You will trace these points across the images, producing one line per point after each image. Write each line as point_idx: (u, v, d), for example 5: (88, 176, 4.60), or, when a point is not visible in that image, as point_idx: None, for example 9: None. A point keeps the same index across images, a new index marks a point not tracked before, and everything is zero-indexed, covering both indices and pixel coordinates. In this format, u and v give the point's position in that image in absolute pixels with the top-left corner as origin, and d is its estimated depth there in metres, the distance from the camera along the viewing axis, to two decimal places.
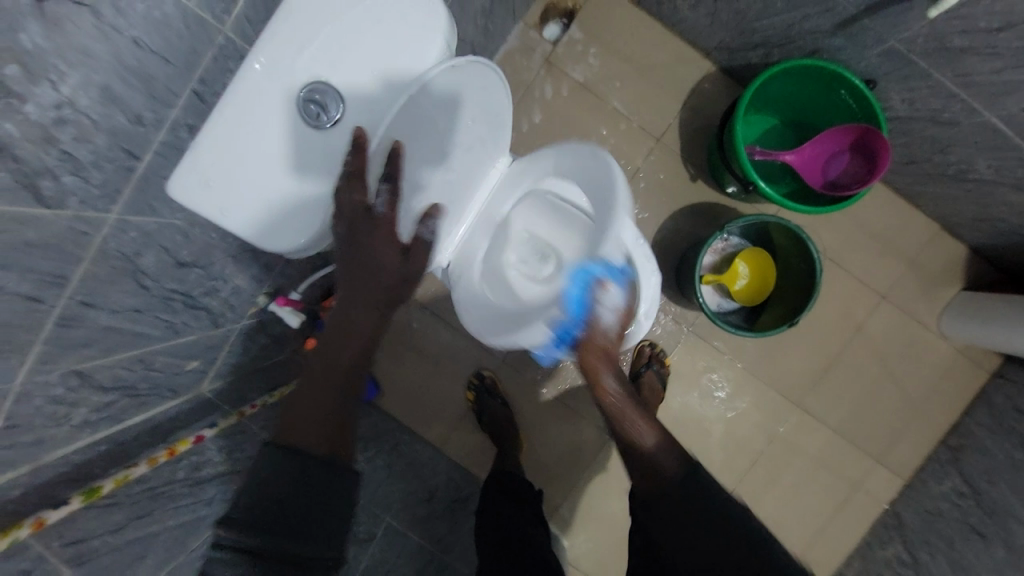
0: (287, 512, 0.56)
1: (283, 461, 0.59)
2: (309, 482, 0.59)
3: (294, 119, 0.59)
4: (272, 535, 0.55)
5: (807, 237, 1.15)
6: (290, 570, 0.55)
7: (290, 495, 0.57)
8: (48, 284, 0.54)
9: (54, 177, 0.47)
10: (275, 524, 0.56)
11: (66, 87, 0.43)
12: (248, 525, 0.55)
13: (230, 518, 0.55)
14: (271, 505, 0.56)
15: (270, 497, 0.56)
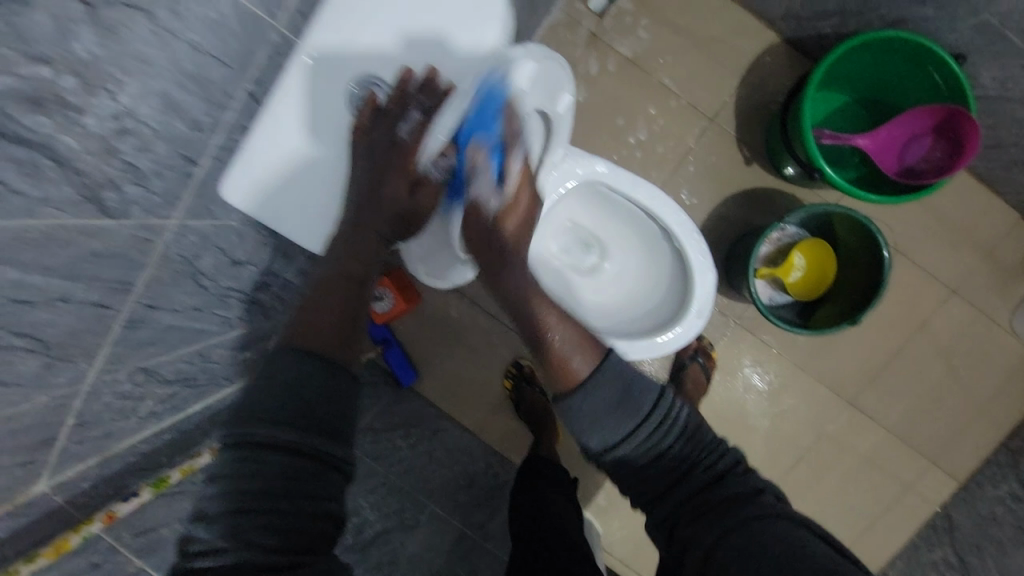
0: (310, 416, 0.54)
1: (304, 365, 0.56)
2: (331, 393, 0.57)
3: None
4: (294, 438, 0.53)
5: (876, 229, 1.07)
6: (309, 476, 0.52)
7: (315, 402, 0.55)
8: (116, 290, 0.55)
9: (119, 189, 0.46)
10: (297, 427, 0.53)
11: (125, 97, 0.41)
12: (266, 424, 0.53)
13: (247, 415, 0.53)
14: (292, 411, 0.54)
15: (290, 399, 0.54)
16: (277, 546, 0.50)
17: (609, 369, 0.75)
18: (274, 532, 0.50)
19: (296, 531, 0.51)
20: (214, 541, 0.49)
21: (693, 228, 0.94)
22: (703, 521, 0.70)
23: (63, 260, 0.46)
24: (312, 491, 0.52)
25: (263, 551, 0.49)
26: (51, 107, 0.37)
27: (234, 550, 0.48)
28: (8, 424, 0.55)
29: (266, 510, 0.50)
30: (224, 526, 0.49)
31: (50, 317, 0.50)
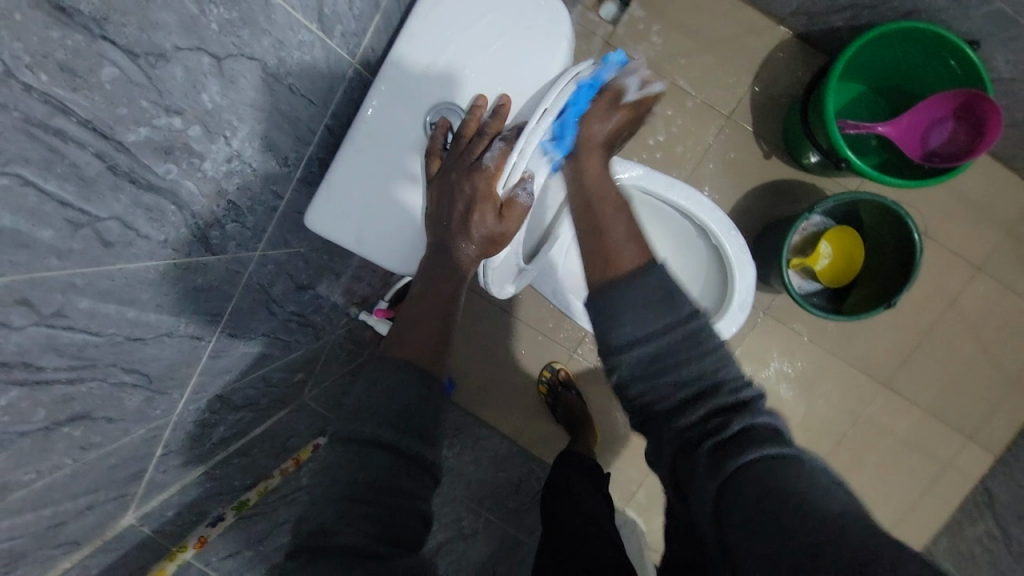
0: (412, 421, 0.51)
1: (407, 371, 0.53)
2: (432, 404, 0.53)
3: (421, 141, 0.55)
4: (397, 439, 0.50)
5: (905, 213, 1.09)
6: (409, 475, 0.50)
7: (416, 408, 0.52)
8: (209, 321, 0.58)
9: (222, 226, 0.49)
10: (400, 427, 0.50)
11: (235, 141, 0.44)
12: (372, 421, 0.50)
13: (355, 413, 0.51)
14: (397, 412, 0.51)
15: (397, 404, 0.51)
16: (380, 537, 0.46)
17: (655, 272, 0.63)
18: (377, 523, 0.47)
19: (396, 527, 0.47)
20: (323, 524, 0.47)
21: (730, 222, 0.96)
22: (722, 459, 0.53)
23: (172, 296, 0.49)
24: (410, 489, 0.49)
25: (366, 541, 0.46)
26: (179, 155, 0.39)
27: (340, 535, 0.46)
28: (111, 457, 0.57)
29: (370, 502, 0.47)
30: (333, 512, 0.47)
31: (156, 352, 0.52)
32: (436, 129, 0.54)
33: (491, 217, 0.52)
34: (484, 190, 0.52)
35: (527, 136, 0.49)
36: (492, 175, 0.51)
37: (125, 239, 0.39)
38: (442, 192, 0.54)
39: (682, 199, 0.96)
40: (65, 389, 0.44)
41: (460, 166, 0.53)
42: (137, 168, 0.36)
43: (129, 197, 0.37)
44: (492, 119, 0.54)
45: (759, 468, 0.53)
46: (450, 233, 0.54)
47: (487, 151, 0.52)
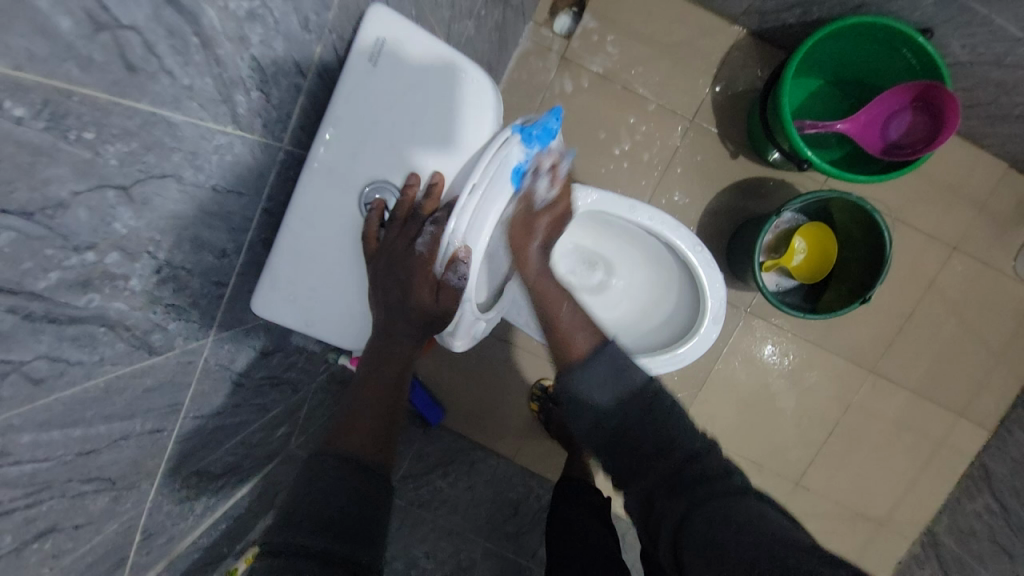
0: (345, 525, 0.49)
1: (338, 474, 0.53)
2: (365, 505, 0.53)
3: (359, 219, 0.55)
4: (331, 546, 0.47)
5: (871, 208, 1.09)
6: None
7: (351, 512, 0.51)
8: (168, 413, 0.58)
9: (164, 329, 0.49)
10: (335, 533, 0.48)
11: (162, 252, 0.44)
12: (304, 529, 0.47)
13: (286, 519, 0.48)
14: (330, 517, 0.49)
15: (331, 507, 0.50)
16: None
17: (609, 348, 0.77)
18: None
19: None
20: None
21: (695, 238, 0.96)
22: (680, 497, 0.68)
23: (122, 403, 0.49)
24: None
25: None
26: (99, 283, 0.39)
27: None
28: (87, 557, 0.57)
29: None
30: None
31: (114, 456, 0.52)
32: (371, 212, 0.54)
33: (428, 297, 0.56)
34: (421, 273, 0.55)
35: (456, 216, 0.52)
36: (427, 260, 0.54)
37: (55, 371, 0.39)
38: (380, 272, 0.55)
39: (645, 217, 0.96)
40: (22, 514, 0.44)
41: (395, 251, 0.55)
42: (53, 308, 0.36)
43: (51, 335, 0.37)
44: (426, 200, 0.56)
45: (686, 482, 0.68)
46: (391, 317, 0.57)
47: (419, 237, 0.55)
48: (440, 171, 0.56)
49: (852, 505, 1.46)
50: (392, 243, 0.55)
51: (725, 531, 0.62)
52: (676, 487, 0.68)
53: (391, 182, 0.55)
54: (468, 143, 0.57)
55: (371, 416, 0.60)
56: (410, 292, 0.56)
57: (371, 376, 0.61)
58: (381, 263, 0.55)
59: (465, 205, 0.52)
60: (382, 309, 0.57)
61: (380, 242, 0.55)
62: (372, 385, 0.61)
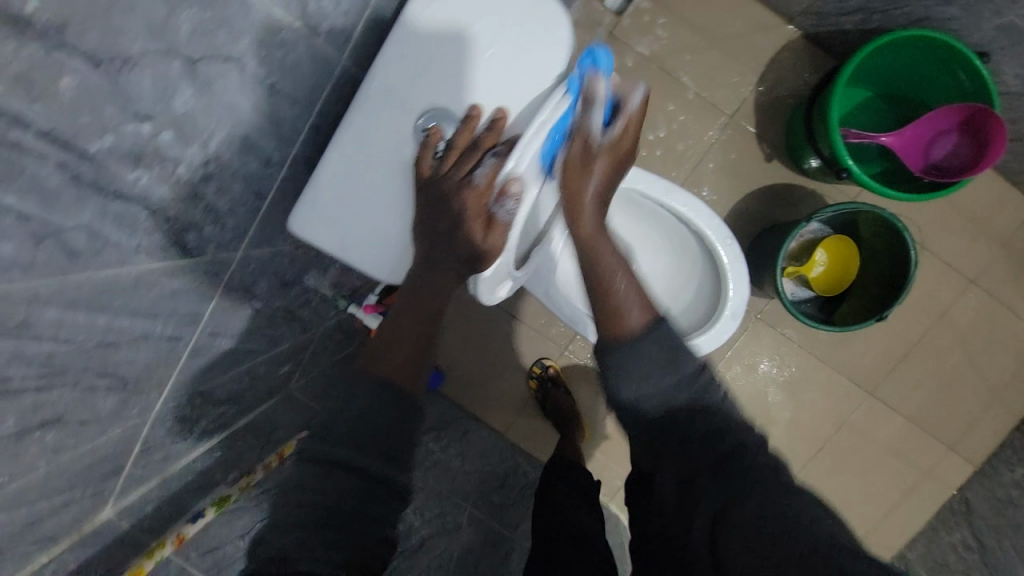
0: (384, 445, 0.51)
1: (380, 392, 0.51)
2: (403, 423, 0.52)
3: (411, 147, 0.53)
4: (367, 465, 0.51)
5: (903, 227, 1.08)
6: (375, 500, 0.51)
7: (388, 433, 0.51)
8: (187, 323, 0.56)
9: (199, 231, 0.47)
10: (371, 453, 0.51)
11: (212, 144, 0.42)
12: (340, 448, 0.50)
13: (326, 436, 0.51)
14: (367, 437, 0.51)
15: (369, 429, 0.51)
16: (345, 559, 0.49)
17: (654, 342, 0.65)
18: (342, 547, 0.49)
19: (359, 550, 0.50)
20: (285, 547, 0.48)
21: (727, 230, 0.95)
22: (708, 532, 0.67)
23: (147, 301, 0.48)
24: (374, 512, 0.51)
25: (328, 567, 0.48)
26: (150, 161, 0.37)
27: (304, 561, 0.47)
28: (87, 457, 0.56)
29: (334, 527, 0.49)
30: (298, 536, 0.48)
31: (131, 356, 0.51)
32: (428, 137, 0.51)
33: (478, 233, 0.51)
34: (473, 208, 0.50)
35: (520, 148, 0.47)
36: (481, 193, 0.50)
37: (93, 247, 0.37)
38: (429, 200, 0.52)
39: (679, 201, 0.95)
40: (34, 397, 0.42)
41: (450, 180, 0.51)
42: (101, 176, 0.34)
43: (96, 206, 0.35)
44: (488, 132, 0.52)
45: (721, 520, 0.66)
46: (435, 250, 0.53)
47: (478, 167, 0.51)
48: (505, 107, 0.54)
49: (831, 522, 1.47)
50: (445, 172, 0.52)
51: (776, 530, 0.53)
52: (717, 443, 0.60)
53: (449, 112, 0.53)
54: (536, 81, 0.55)
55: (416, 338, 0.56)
56: (460, 225, 0.51)
57: (414, 300, 0.56)
58: (430, 192, 0.52)
59: (530, 140, 0.48)
60: (425, 238, 0.54)
61: (433, 172, 0.52)
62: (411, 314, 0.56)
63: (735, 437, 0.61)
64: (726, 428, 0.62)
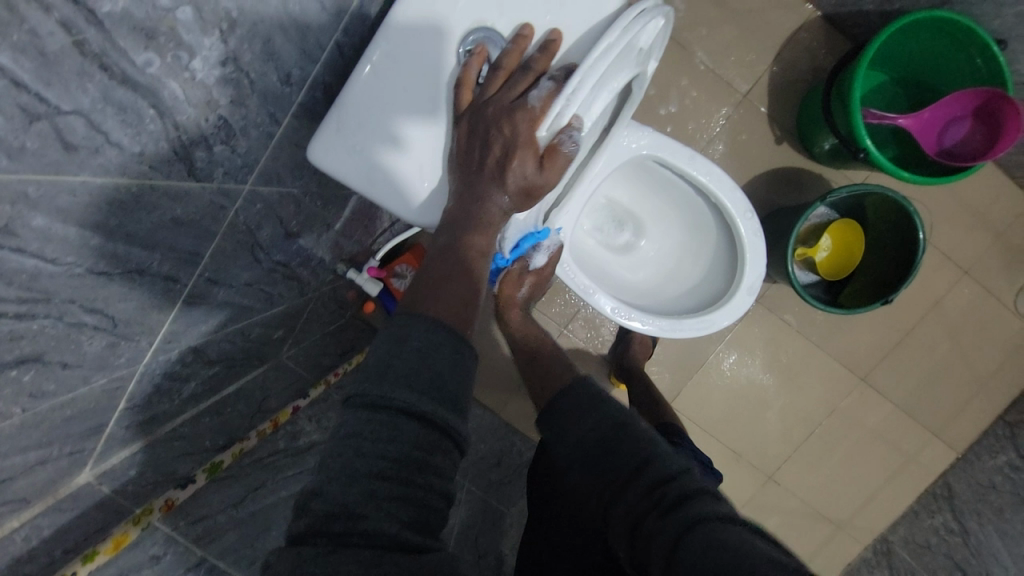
0: (448, 388, 0.43)
1: (435, 333, 0.44)
2: (464, 370, 0.45)
3: (450, 71, 0.49)
4: (436, 410, 0.41)
5: (913, 210, 1.08)
6: (444, 451, 0.42)
7: (451, 375, 0.44)
8: (185, 262, 0.50)
9: (209, 149, 0.42)
10: (439, 395, 0.42)
11: (233, 39, 0.37)
12: (403, 386, 0.41)
13: (383, 373, 0.41)
14: (432, 378, 0.42)
15: (433, 367, 0.43)
16: (413, 524, 0.39)
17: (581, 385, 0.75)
18: (410, 507, 0.39)
19: (428, 512, 0.40)
20: (344, 505, 0.37)
21: (748, 204, 0.93)
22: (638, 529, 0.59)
23: (146, 227, 0.42)
24: (442, 468, 0.41)
25: (397, 529, 0.38)
26: (163, 44, 0.32)
27: (368, 521, 0.37)
28: (66, 409, 0.50)
29: (403, 483, 0.39)
30: (358, 491, 0.38)
31: (123, 292, 0.45)
32: (472, 58, 0.48)
33: (532, 166, 0.47)
34: (525, 135, 0.46)
35: (582, 74, 0.44)
36: (535, 118, 0.45)
37: (92, 143, 0.32)
38: (474, 126, 0.47)
39: (701, 169, 0.92)
40: (9, 325, 0.36)
41: (500, 102, 0.47)
42: (106, 49, 0.29)
43: (98, 88, 0.30)
44: (539, 54, 0.48)
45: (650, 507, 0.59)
46: (482, 183, 0.48)
47: (532, 89, 0.47)
48: (556, 30, 0.50)
49: (816, 505, 1.49)
50: (493, 93, 0.47)
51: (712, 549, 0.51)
52: (655, 505, 0.58)
53: (493, 36, 0.49)
54: (591, 2, 0.50)
55: (465, 278, 0.50)
56: (509, 156, 0.47)
57: (459, 237, 0.49)
58: (477, 116, 0.47)
59: (592, 67, 0.44)
60: (472, 169, 0.48)
61: (475, 96, 0.48)
62: (457, 250, 0.49)
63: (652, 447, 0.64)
64: (652, 466, 0.62)
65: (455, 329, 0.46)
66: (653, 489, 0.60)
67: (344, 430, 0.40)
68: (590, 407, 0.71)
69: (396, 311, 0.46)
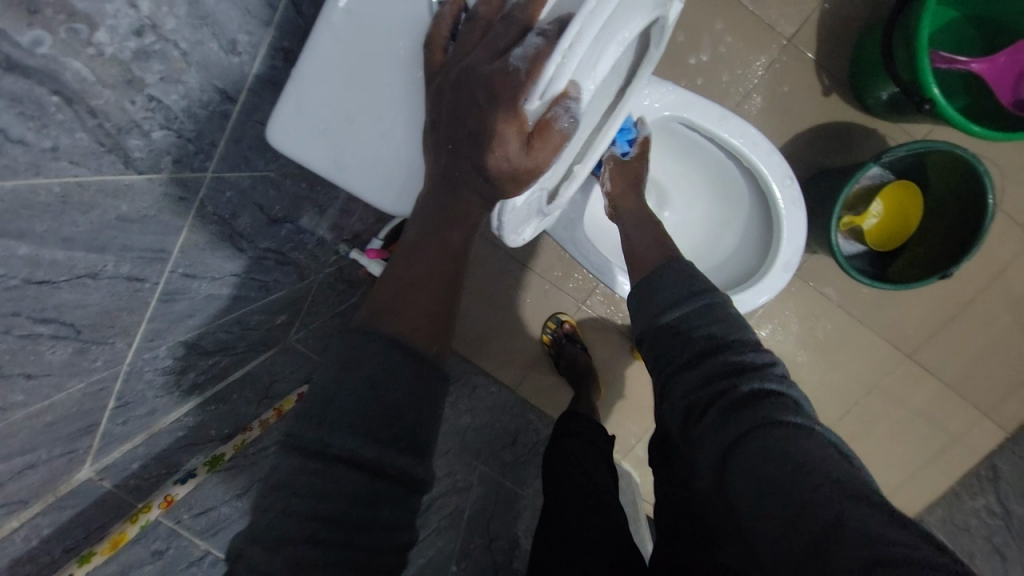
0: (399, 427, 0.37)
1: (390, 357, 0.38)
2: (423, 402, 0.39)
3: (424, 21, 0.42)
4: (382, 455, 0.36)
5: (985, 170, 0.93)
6: (392, 501, 0.37)
7: (405, 411, 0.38)
8: (150, 260, 0.46)
9: (145, 136, 0.36)
10: (388, 437, 0.37)
11: (145, 1, 0.30)
12: (342, 430, 0.36)
13: (319, 413, 0.36)
14: (379, 415, 0.37)
15: (382, 404, 0.37)
16: None
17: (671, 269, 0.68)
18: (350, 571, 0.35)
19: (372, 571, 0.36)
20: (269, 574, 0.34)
21: (787, 170, 0.81)
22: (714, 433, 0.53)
23: (85, 229, 0.37)
24: (389, 520, 0.37)
25: None
26: (50, 15, 0.26)
27: None
28: (45, 414, 0.48)
29: (338, 544, 0.35)
30: (285, 559, 0.34)
31: (77, 297, 0.41)
32: (446, 8, 0.41)
33: (517, 145, 0.38)
34: (507, 108, 0.36)
35: (586, 15, 0.34)
36: (522, 83, 0.35)
37: None
38: (453, 96, 0.39)
39: (734, 130, 0.81)
40: None
41: (478, 63, 0.38)
42: None
43: None
44: None
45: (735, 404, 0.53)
46: (459, 165, 0.41)
47: (517, 46, 0.37)
48: None
49: None
50: (468, 53, 0.40)
51: (773, 466, 0.46)
52: (732, 404, 0.53)
53: None
54: None
55: (435, 285, 0.44)
56: (489, 131, 0.38)
57: (431, 232, 0.44)
58: (451, 78, 0.40)
59: (598, 7, 0.34)
60: (446, 146, 0.41)
61: (448, 57, 0.42)
62: (435, 248, 0.44)
63: (738, 355, 0.58)
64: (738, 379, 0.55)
65: (418, 349, 0.40)
66: (733, 399, 0.54)
67: (277, 481, 0.36)
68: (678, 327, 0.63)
69: (349, 329, 0.40)
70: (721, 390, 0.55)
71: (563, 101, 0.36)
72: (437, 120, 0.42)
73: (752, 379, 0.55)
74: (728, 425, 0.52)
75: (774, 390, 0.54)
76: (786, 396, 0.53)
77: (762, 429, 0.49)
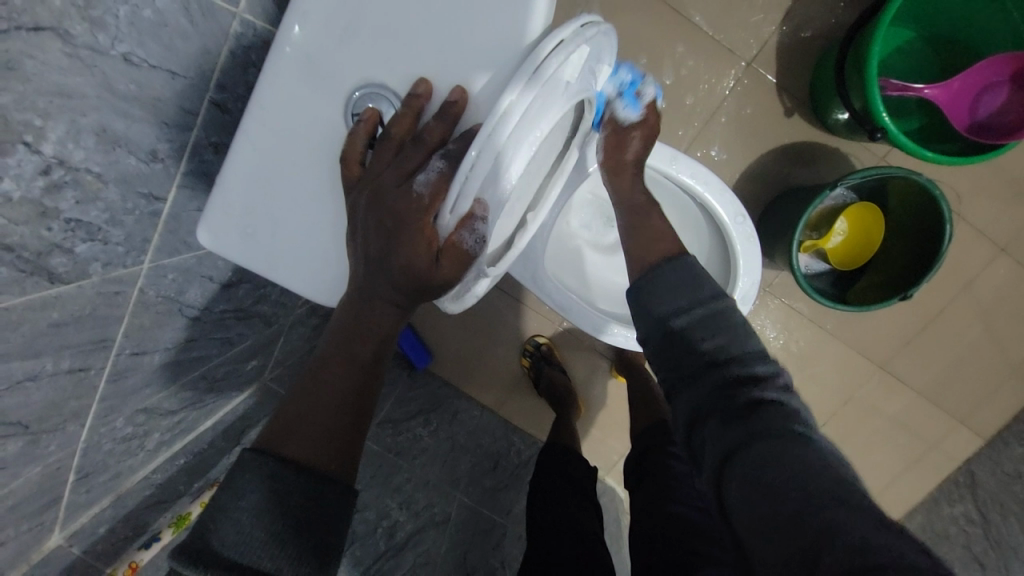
0: (285, 550, 0.39)
1: (280, 482, 0.40)
2: (309, 523, 0.40)
3: (342, 131, 0.48)
4: None
5: (940, 194, 0.95)
6: None
7: (291, 534, 0.39)
8: (93, 350, 0.47)
9: (68, 253, 0.37)
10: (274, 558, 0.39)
11: (48, 143, 0.31)
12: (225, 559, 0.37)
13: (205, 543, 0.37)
14: (264, 539, 0.39)
15: (267, 526, 0.39)
16: None
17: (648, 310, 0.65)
18: None
19: None
20: None
21: (740, 206, 0.82)
22: (727, 424, 0.51)
23: (17, 343, 0.38)
24: None
25: None
26: None
27: None
28: (4, 502, 0.49)
29: None
30: None
31: (20, 399, 0.42)
32: (361, 125, 0.46)
33: (426, 259, 0.42)
34: (416, 224, 0.41)
35: (484, 142, 0.38)
36: (428, 204, 0.41)
37: None
38: (372, 209, 0.44)
39: (687, 168, 0.82)
40: None
41: (386, 181, 0.44)
42: None
43: None
44: (435, 122, 0.44)
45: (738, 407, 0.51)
46: (369, 273, 0.45)
47: (421, 171, 0.43)
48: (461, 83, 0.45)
49: None
50: (380, 170, 0.45)
51: (770, 472, 0.45)
52: (728, 409, 0.52)
53: (388, 90, 0.46)
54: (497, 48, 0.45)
55: (343, 393, 0.45)
56: (400, 247, 0.42)
57: (343, 342, 0.46)
58: (364, 196, 0.45)
59: (493, 131, 0.38)
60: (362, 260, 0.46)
61: (364, 168, 0.47)
62: (344, 356, 0.46)
63: (749, 366, 0.55)
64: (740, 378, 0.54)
65: (311, 470, 0.42)
66: (733, 395, 0.53)
67: None
68: (683, 336, 0.60)
69: (243, 449, 0.42)
70: (729, 396, 0.53)
71: (471, 218, 0.40)
72: (356, 229, 0.46)
73: (757, 385, 0.53)
74: (730, 431, 0.50)
75: (778, 399, 0.52)
76: (789, 407, 0.51)
77: (772, 434, 0.48)
